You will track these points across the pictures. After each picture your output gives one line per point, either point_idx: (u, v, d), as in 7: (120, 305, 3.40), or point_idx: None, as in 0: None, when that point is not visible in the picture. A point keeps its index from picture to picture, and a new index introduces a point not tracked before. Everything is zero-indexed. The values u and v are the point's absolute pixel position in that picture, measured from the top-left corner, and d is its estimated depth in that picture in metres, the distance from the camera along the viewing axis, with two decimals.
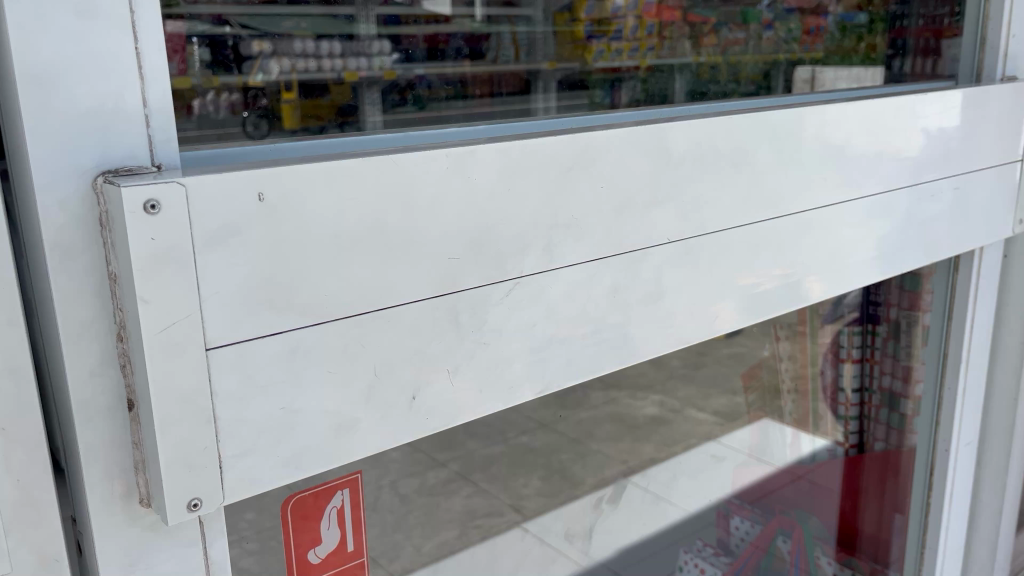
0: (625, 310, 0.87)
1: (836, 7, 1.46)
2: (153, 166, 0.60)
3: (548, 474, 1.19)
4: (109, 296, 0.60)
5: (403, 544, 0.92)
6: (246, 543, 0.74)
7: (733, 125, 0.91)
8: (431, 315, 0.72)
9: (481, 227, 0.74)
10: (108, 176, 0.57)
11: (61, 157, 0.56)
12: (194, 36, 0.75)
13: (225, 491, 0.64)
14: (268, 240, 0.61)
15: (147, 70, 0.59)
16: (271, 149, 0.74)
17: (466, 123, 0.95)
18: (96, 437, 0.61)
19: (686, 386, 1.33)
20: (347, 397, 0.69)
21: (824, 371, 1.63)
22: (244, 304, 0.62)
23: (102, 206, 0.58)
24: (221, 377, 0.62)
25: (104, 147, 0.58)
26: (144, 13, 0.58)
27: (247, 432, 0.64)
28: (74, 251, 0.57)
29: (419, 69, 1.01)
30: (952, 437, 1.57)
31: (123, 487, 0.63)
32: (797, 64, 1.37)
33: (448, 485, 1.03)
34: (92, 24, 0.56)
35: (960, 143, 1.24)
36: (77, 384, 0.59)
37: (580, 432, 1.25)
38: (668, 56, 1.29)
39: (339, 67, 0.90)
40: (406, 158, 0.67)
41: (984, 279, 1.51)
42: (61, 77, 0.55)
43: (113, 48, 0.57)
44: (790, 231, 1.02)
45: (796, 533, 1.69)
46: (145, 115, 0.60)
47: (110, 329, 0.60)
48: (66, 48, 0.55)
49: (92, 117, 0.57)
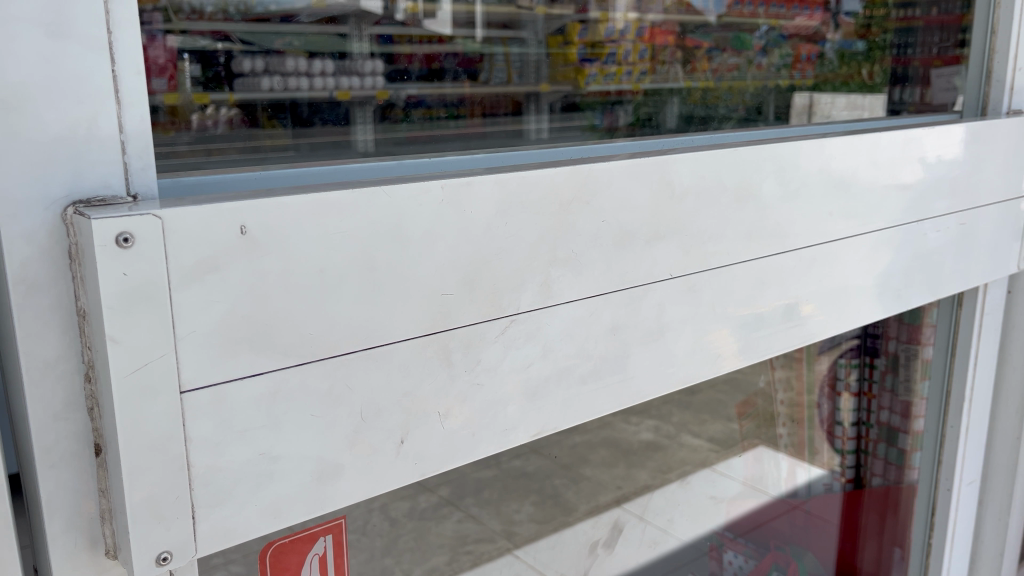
0: (625, 348, 0.83)
1: (834, 33, 1.42)
2: (128, 197, 0.57)
3: (541, 500, 1.03)
4: (78, 335, 0.55)
5: (387, 570, 0.87)
6: (232, 566, 0.72)
7: (739, 157, 0.88)
8: (422, 354, 0.68)
9: (478, 263, 0.70)
10: (79, 206, 0.54)
11: (28, 185, 0.52)
12: (187, 52, 0.71)
13: (197, 543, 0.59)
14: (249, 275, 0.58)
15: (123, 94, 0.55)
16: (259, 177, 0.71)
17: (463, 152, 0.90)
18: (60, 485, 0.57)
19: (682, 410, 1.17)
20: (331, 442, 0.65)
21: (820, 405, 1.53)
22: (221, 344, 0.58)
23: (72, 238, 0.54)
24: (196, 421, 0.58)
25: (75, 175, 0.54)
26: (122, 34, 0.54)
27: (222, 480, 0.60)
28: (40, 286, 0.53)
29: (410, 90, 0.99)
30: (954, 477, 1.60)
31: (88, 537, 0.59)
32: (794, 90, 1.33)
33: (438, 511, 0.90)
34: (64, 45, 0.52)
35: (965, 177, 1.22)
36: (40, 429, 0.55)
37: (573, 459, 1.04)
38: (661, 81, 1.27)
39: (332, 87, 0.85)
40: (400, 190, 0.64)
41: (988, 317, 1.53)
42: (29, 100, 0.51)
43: (86, 70, 0.53)
44: (794, 266, 0.99)
45: (790, 568, 1.56)
46: (121, 141, 0.56)
47: (78, 368, 0.56)
48: (34, 69, 0.51)
49: (64, 142, 0.53)
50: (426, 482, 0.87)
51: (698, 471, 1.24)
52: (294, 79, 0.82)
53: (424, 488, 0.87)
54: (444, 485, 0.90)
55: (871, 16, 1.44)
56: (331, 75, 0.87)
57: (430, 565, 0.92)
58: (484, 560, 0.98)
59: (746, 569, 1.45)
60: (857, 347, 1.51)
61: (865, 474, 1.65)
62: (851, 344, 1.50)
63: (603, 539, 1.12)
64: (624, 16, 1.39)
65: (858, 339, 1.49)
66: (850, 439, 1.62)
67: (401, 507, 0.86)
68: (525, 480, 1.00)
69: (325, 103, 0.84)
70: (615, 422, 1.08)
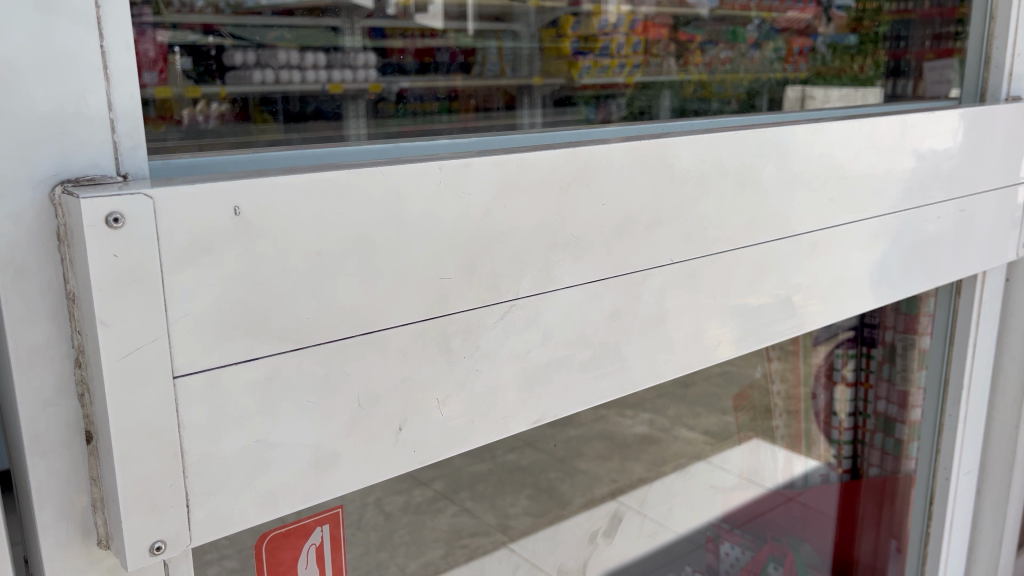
0: (624, 335, 0.82)
1: (824, 28, 1.41)
2: (119, 177, 0.55)
3: (537, 493, 1.01)
4: (67, 319, 0.54)
5: (381, 565, 0.86)
6: (225, 562, 0.70)
7: (740, 141, 0.87)
8: (421, 340, 0.67)
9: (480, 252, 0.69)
10: (67, 186, 0.52)
11: (15, 165, 0.50)
12: (178, 45, 0.71)
13: (192, 533, 0.58)
14: (243, 257, 0.56)
15: (112, 71, 0.54)
16: (250, 160, 0.70)
17: (459, 136, 0.94)
18: (50, 474, 0.55)
19: (678, 404, 1.15)
20: (328, 428, 0.63)
21: (816, 395, 1.52)
22: (216, 328, 0.56)
23: (61, 220, 0.52)
24: (189, 407, 0.56)
25: (63, 154, 0.52)
26: (111, 8, 0.53)
27: (217, 468, 0.58)
28: (28, 269, 0.52)
29: (403, 82, 0.97)
30: (952, 466, 1.61)
31: (79, 528, 0.58)
32: (786, 83, 1.34)
33: (433, 505, 0.89)
34: (51, 18, 0.50)
35: (964, 164, 1.21)
36: (29, 416, 0.54)
37: (568, 452, 1.03)
38: (654, 74, 1.25)
39: (325, 79, 0.85)
40: (396, 171, 0.63)
41: (985, 305, 1.53)
42: (15, 75, 0.49)
43: (74, 45, 0.51)
44: (794, 253, 0.98)
45: (787, 560, 1.57)
46: (111, 119, 0.54)
47: (68, 354, 0.55)
48: (19, 44, 0.49)
49: (51, 120, 0.51)
50: (421, 476, 0.86)
51: (693, 464, 1.23)
52: (287, 72, 0.80)
53: (418, 482, 0.86)
54: (439, 479, 0.88)
55: (863, 10, 1.45)
56: (321, 67, 0.85)
57: (426, 559, 0.91)
58: (480, 553, 0.97)
59: (742, 560, 1.45)
60: (852, 336, 1.50)
61: (861, 463, 1.64)
62: (847, 333, 1.48)
63: (602, 530, 1.12)
64: (617, 8, 1.34)
65: (855, 328, 1.48)
66: (847, 429, 1.61)
67: (397, 502, 0.84)
68: (520, 473, 0.98)
69: (317, 95, 0.83)
70: (609, 415, 1.06)
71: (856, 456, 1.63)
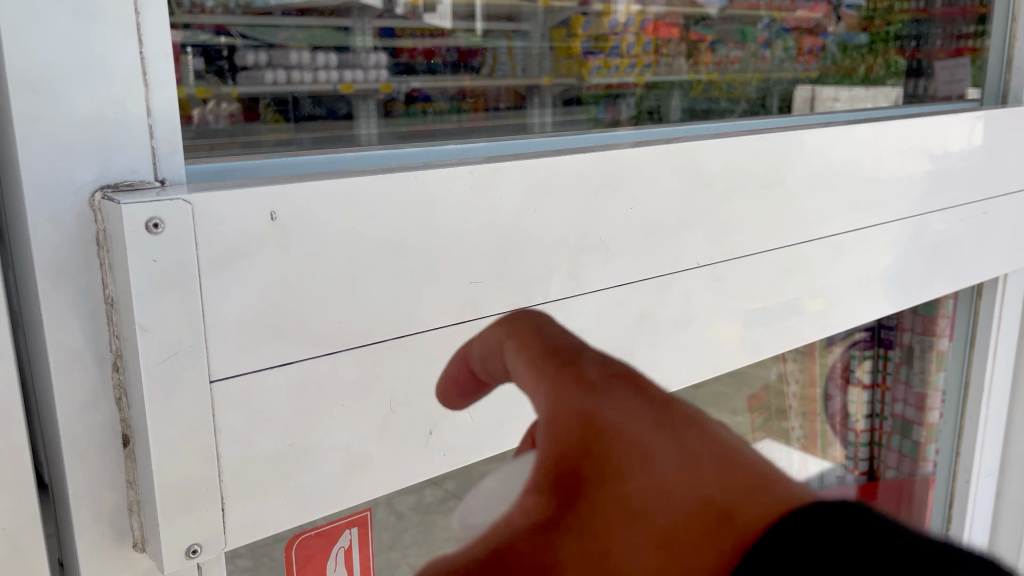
0: (650, 339, 0.82)
1: (836, 27, 1.47)
2: (155, 182, 0.55)
3: None
4: (105, 322, 0.54)
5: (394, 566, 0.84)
6: (239, 560, 0.71)
7: (767, 144, 0.87)
8: (451, 343, 0.67)
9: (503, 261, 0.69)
10: (107, 191, 0.52)
11: (57, 171, 0.51)
12: (189, 44, 0.70)
13: (226, 536, 0.58)
14: (280, 261, 0.57)
15: (151, 77, 0.54)
16: (254, 167, 0.68)
17: (465, 140, 0.88)
18: (88, 477, 0.56)
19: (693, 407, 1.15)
20: (361, 430, 0.64)
21: (833, 398, 1.53)
22: (252, 331, 0.57)
23: (101, 224, 0.52)
24: (225, 409, 0.56)
25: (104, 159, 0.53)
26: (150, 14, 0.53)
27: (251, 470, 0.59)
28: (67, 273, 0.52)
29: (414, 83, 0.94)
30: (972, 469, 1.59)
31: (115, 531, 0.58)
32: (798, 84, 1.33)
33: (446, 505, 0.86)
34: (92, 24, 0.51)
35: (987, 167, 1.21)
36: (68, 419, 0.54)
37: None
38: (664, 73, 1.26)
39: (336, 80, 0.85)
40: (429, 176, 0.63)
41: (1007, 308, 1.52)
42: (57, 81, 0.50)
43: (114, 52, 0.52)
44: (818, 256, 0.97)
45: None
46: (149, 124, 0.55)
47: (106, 356, 0.55)
48: (62, 50, 0.50)
49: (92, 125, 0.52)
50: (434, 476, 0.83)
51: None
52: (298, 72, 0.81)
53: (429, 481, 0.83)
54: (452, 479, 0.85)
55: (875, 9, 1.50)
56: (333, 67, 0.86)
57: None
58: None
59: None
60: (867, 337, 1.52)
61: (877, 466, 1.65)
62: (862, 334, 1.50)
63: None
64: (626, 9, 1.37)
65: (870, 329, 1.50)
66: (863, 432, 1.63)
67: (408, 502, 0.83)
68: None
69: (325, 95, 0.83)
70: None
71: (873, 459, 1.65)
